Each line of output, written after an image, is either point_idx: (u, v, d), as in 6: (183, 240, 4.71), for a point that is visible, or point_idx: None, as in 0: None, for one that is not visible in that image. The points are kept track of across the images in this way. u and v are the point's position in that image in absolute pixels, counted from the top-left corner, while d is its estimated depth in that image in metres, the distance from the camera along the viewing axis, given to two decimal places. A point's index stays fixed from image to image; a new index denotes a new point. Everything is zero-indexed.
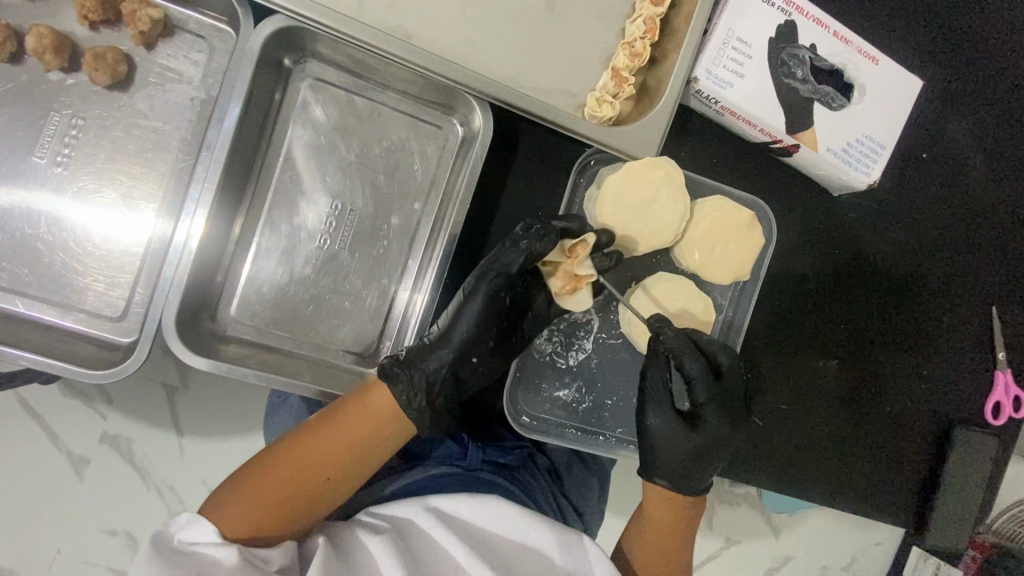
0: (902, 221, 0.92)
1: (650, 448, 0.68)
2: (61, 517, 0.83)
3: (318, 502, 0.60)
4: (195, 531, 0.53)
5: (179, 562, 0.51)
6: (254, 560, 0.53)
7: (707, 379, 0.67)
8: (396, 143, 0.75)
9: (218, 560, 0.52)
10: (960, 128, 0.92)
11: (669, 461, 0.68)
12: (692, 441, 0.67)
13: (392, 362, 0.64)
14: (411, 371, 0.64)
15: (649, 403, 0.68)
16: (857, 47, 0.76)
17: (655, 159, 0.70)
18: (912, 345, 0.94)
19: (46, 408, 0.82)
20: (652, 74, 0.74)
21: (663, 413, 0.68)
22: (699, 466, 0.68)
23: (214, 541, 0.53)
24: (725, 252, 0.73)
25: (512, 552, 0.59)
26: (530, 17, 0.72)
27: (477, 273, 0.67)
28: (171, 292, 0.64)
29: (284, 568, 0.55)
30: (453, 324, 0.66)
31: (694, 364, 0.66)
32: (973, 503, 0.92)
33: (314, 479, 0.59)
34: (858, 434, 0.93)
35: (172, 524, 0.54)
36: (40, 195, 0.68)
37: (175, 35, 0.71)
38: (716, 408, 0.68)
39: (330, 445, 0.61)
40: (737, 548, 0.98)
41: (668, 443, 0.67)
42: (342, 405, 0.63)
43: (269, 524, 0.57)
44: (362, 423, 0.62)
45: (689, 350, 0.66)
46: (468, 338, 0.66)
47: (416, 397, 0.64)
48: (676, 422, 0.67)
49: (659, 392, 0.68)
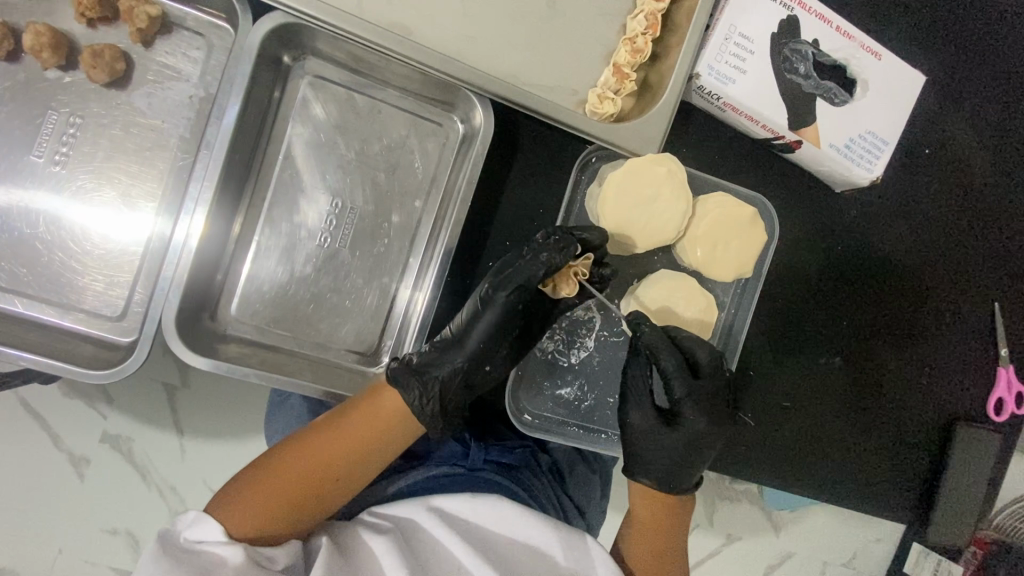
0: (904, 218, 0.91)
1: (631, 447, 0.69)
2: (62, 517, 0.83)
3: (323, 502, 0.59)
4: (201, 529, 0.53)
5: (184, 560, 0.51)
6: (260, 559, 0.53)
7: (685, 374, 0.66)
8: (397, 141, 0.75)
9: (224, 559, 0.51)
10: (961, 123, 0.92)
11: (647, 458, 0.68)
12: (672, 438, 0.67)
13: (405, 372, 0.63)
14: (424, 379, 0.63)
15: (629, 402, 0.69)
16: (860, 42, 0.75)
17: (658, 155, 0.70)
18: (915, 342, 0.93)
19: (46, 407, 0.82)
20: (654, 70, 0.74)
21: (643, 410, 0.68)
22: (677, 464, 0.67)
23: (220, 540, 0.52)
24: (727, 250, 0.73)
25: (515, 553, 0.58)
26: (531, 13, 0.71)
27: (497, 282, 0.66)
28: (171, 292, 0.64)
29: (288, 567, 0.55)
30: (467, 332, 0.65)
31: (670, 358, 0.66)
32: (975, 502, 0.92)
33: (319, 479, 0.59)
34: (860, 431, 0.93)
35: (179, 523, 0.54)
36: (38, 195, 0.68)
37: (172, 33, 0.70)
38: (695, 402, 0.67)
39: (336, 446, 0.60)
40: (738, 546, 0.98)
41: (648, 441, 0.67)
42: (349, 407, 0.63)
43: (275, 522, 0.56)
44: (368, 423, 0.62)
45: (664, 342, 0.66)
46: (483, 347, 0.65)
47: (429, 407, 0.63)
48: (654, 419, 0.67)
49: (639, 387, 0.68)
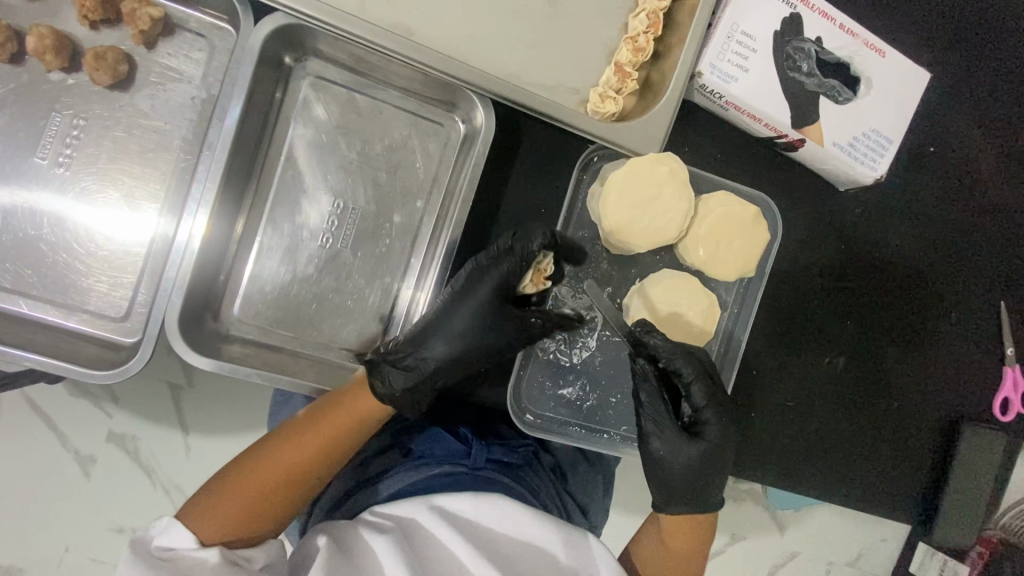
0: (909, 216, 0.91)
1: (658, 476, 0.67)
2: (69, 516, 0.83)
3: (291, 501, 0.60)
4: (172, 537, 0.52)
5: (161, 566, 0.50)
6: (238, 560, 0.53)
7: (705, 381, 0.66)
8: (398, 141, 0.75)
9: (203, 560, 0.51)
10: (967, 122, 0.91)
11: (677, 483, 0.66)
12: (701, 453, 0.66)
13: (377, 357, 0.65)
14: (392, 365, 0.65)
15: (652, 431, 0.67)
16: (864, 39, 0.74)
17: (659, 155, 0.69)
18: (919, 341, 0.93)
19: (51, 407, 0.83)
20: (656, 69, 0.74)
21: (668, 437, 0.66)
22: (707, 479, 0.67)
23: (193, 547, 0.52)
24: (729, 249, 0.72)
25: (518, 552, 0.58)
26: (532, 13, 0.71)
27: (473, 267, 0.68)
28: (173, 293, 0.64)
29: (269, 566, 0.55)
30: (445, 318, 0.66)
31: (688, 366, 0.65)
32: (981, 502, 0.92)
33: (289, 479, 0.59)
34: (862, 430, 0.93)
35: (151, 530, 0.53)
36: (42, 196, 0.68)
37: (174, 34, 0.71)
38: (716, 410, 0.67)
39: (304, 446, 0.60)
40: (743, 545, 0.97)
41: (679, 464, 0.66)
42: (316, 409, 0.62)
43: (245, 525, 0.56)
44: (343, 424, 0.62)
45: (681, 352, 0.65)
46: (462, 332, 0.66)
47: (400, 389, 0.64)
48: (680, 441, 0.66)
49: (659, 414, 0.67)
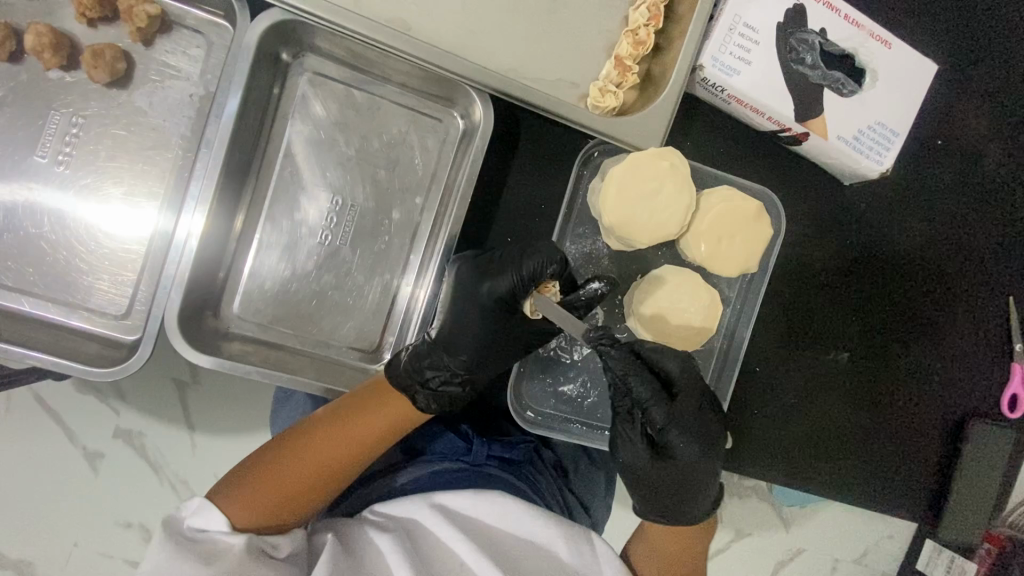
0: (915, 209, 0.90)
1: (629, 481, 0.66)
2: (77, 511, 0.84)
3: (321, 494, 0.60)
4: (204, 518, 0.53)
5: (193, 546, 0.51)
6: (265, 547, 0.53)
7: (661, 401, 0.63)
8: (397, 137, 0.75)
9: (230, 545, 0.52)
10: (974, 114, 0.90)
11: (647, 492, 0.66)
12: (666, 470, 0.64)
13: (412, 379, 0.65)
14: (429, 387, 0.66)
15: (619, 441, 0.66)
16: (870, 30, 0.73)
17: (661, 149, 0.69)
18: (927, 338, 0.92)
19: (57, 402, 0.83)
20: (657, 62, 0.73)
21: (635, 449, 0.65)
22: (678, 492, 0.65)
23: (224, 530, 0.53)
24: (732, 244, 0.71)
25: (523, 550, 0.58)
26: (531, 7, 0.71)
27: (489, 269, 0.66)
28: (172, 290, 0.64)
29: (293, 555, 0.54)
30: (463, 329, 0.66)
31: (641, 388, 0.62)
32: (986, 499, 0.90)
33: (324, 471, 0.59)
34: (871, 427, 0.92)
35: (183, 510, 0.54)
36: (42, 194, 0.68)
37: (172, 31, 0.71)
38: (680, 429, 0.64)
39: (340, 437, 0.61)
40: (749, 541, 0.96)
41: (644, 476, 0.65)
42: (356, 402, 0.63)
43: (278, 512, 0.56)
44: (379, 419, 0.62)
45: (632, 373, 0.62)
46: (482, 341, 0.66)
47: (445, 406, 0.67)
48: (645, 456, 0.64)
49: (625, 427, 0.65)
